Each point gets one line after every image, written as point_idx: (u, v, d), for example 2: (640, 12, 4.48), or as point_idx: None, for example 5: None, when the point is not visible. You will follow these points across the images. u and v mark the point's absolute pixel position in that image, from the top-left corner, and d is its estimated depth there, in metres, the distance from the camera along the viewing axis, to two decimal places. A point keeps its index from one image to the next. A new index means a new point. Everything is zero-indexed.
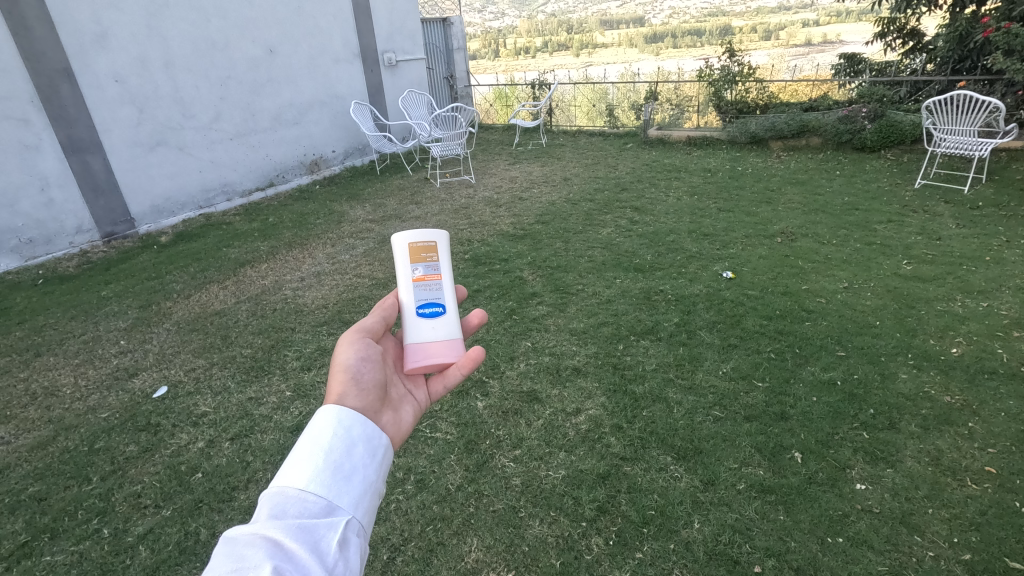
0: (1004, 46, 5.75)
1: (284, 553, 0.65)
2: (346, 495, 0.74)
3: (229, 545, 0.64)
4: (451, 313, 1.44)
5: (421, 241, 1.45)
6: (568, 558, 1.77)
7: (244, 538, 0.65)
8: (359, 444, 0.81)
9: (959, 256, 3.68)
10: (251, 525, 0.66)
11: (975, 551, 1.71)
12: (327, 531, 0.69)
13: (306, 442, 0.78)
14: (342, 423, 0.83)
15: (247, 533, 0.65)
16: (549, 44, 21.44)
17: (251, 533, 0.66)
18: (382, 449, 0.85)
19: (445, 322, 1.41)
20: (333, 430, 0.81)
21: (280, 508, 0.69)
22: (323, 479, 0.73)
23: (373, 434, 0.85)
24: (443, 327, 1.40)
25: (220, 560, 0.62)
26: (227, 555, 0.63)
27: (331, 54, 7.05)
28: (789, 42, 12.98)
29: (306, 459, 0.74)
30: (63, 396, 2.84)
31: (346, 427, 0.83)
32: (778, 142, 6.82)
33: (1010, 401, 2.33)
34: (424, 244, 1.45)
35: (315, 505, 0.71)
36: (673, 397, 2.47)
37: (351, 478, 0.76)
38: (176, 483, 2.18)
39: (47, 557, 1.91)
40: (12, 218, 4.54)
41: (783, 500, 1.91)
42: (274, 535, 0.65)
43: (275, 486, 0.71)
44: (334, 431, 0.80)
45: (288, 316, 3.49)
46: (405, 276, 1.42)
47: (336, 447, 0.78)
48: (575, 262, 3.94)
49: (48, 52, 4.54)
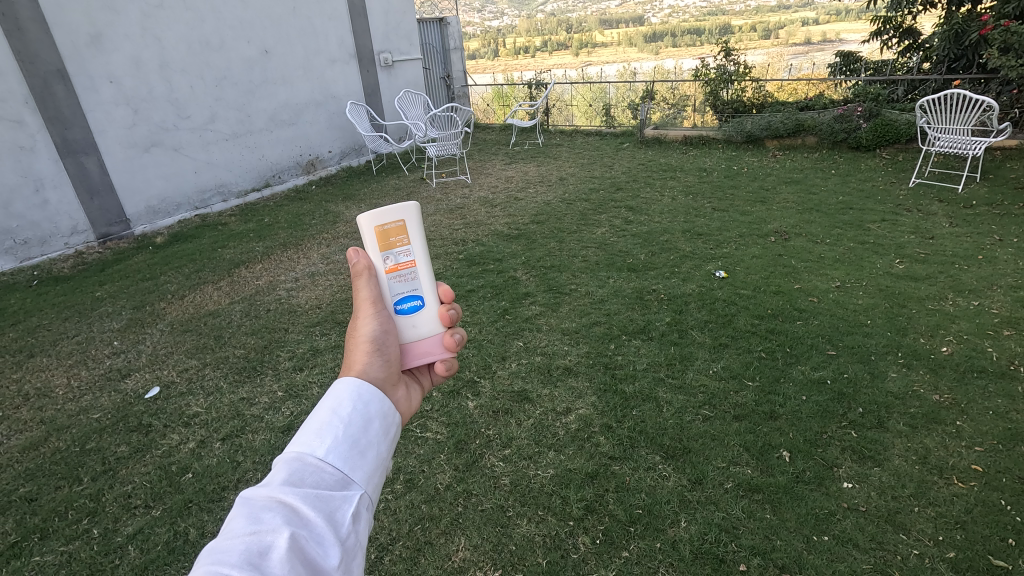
0: (1000, 44, 5.74)
1: (300, 522, 0.57)
2: (362, 469, 0.64)
3: (244, 506, 0.58)
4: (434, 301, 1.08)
5: (387, 219, 1.05)
6: (554, 557, 1.77)
7: (259, 501, 0.58)
8: (378, 417, 0.70)
9: (951, 255, 3.69)
10: (267, 487, 0.59)
11: (959, 549, 1.72)
12: (343, 503, 0.61)
13: (323, 410, 0.67)
14: (361, 394, 0.71)
15: (262, 496, 0.58)
16: (548, 43, 21.43)
17: (265, 495, 0.58)
18: (398, 427, 0.74)
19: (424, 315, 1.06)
20: (349, 400, 0.69)
21: (297, 475, 0.61)
22: (341, 449, 0.63)
23: (388, 407, 0.73)
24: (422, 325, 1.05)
25: (233, 522, 0.56)
26: (244, 518, 0.57)
27: (327, 54, 7.05)
28: (787, 41, 12.93)
29: (323, 425, 0.64)
30: (55, 397, 2.84)
31: (362, 400, 0.70)
32: (774, 141, 6.84)
33: (998, 400, 2.34)
34: (392, 223, 1.05)
35: (331, 477, 0.62)
36: (663, 396, 2.47)
37: (366, 451, 0.66)
38: (166, 484, 2.19)
39: (37, 557, 1.91)
40: (6, 219, 4.55)
41: (770, 499, 1.92)
42: (288, 500, 0.58)
43: (291, 449, 0.63)
44: (352, 399, 0.69)
45: (282, 316, 3.49)
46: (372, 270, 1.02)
47: (353, 420, 0.67)
48: (569, 262, 3.95)
49: (43, 54, 4.54)
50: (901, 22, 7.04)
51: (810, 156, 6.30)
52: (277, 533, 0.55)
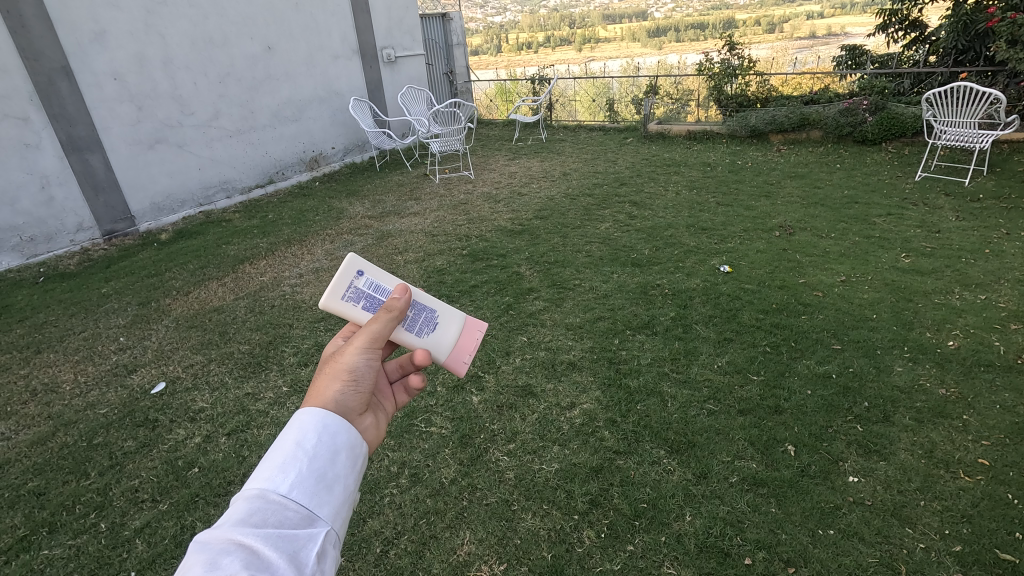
0: (1009, 36, 5.67)
1: (261, 563, 0.55)
2: (328, 504, 0.63)
3: (200, 552, 0.55)
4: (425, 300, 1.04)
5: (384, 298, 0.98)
6: (559, 550, 1.78)
7: (217, 545, 0.55)
8: (345, 449, 0.69)
9: (958, 249, 3.66)
10: (226, 529, 0.57)
11: (965, 542, 1.71)
12: (305, 542, 0.59)
13: (287, 442, 0.66)
14: (327, 424, 0.71)
15: (221, 539, 0.56)
16: (551, 38, 21.34)
17: (224, 538, 0.56)
18: (366, 458, 0.73)
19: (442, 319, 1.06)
20: (315, 433, 0.68)
21: (260, 513, 0.59)
22: (307, 484, 0.63)
23: (356, 440, 0.73)
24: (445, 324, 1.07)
25: (190, 569, 0.52)
26: (199, 564, 0.53)
27: (331, 51, 7.05)
28: (791, 35, 12.85)
29: (289, 459, 0.64)
30: (63, 392, 2.86)
31: (328, 433, 0.70)
32: (778, 135, 6.81)
33: (1005, 394, 2.32)
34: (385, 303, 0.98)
35: (295, 514, 0.61)
36: (667, 391, 2.47)
37: (333, 486, 0.65)
38: (173, 478, 2.20)
39: (45, 550, 1.93)
40: (13, 216, 4.57)
41: (775, 493, 1.91)
42: (248, 541, 0.56)
43: (253, 487, 0.61)
44: (318, 431, 0.69)
45: (287, 312, 3.50)
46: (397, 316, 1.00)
47: (319, 453, 0.66)
48: (574, 257, 3.95)
49: (47, 51, 4.56)
50: (907, 15, 7.00)
51: (815, 151, 6.26)
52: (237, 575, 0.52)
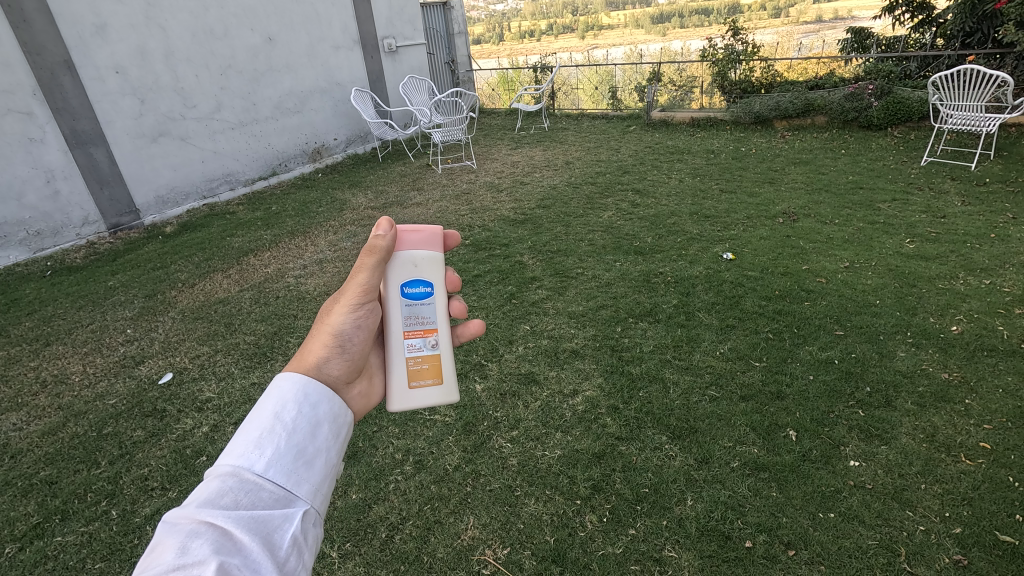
0: (1018, 17, 5.59)
1: (232, 547, 0.58)
2: (306, 482, 0.67)
3: (170, 531, 0.57)
4: (441, 304, 1.17)
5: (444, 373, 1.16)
6: (562, 534, 1.80)
7: (186, 526, 0.57)
8: (325, 422, 0.74)
9: (964, 234, 3.64)
10: (196, 510, 0.58)
11: (965, 525, 1.72)
12: (281, 523, 0.62)
13: (266, 415, 0.69)
14: (309, 395, 0.75)
15: (190, 520, 0.57)
16: (554, 25, 21.08)
17: (191, 519, 0.58)
18: (346, 427, 0.78)
19: (429, 270, 1.14)
20: (296, 407, 0.72)
21: (234, 494, 0.61)
22: (284, 463, 0.66)
23: (337, 412, 0.77)
24: (425, 259, 1.14)
25: (162, 553, 0.54)
26: (167, 544, 0.56)
27: (331, 41, 7.02)
28: (796, 20, 12.66)
29: (267, 436, 0.67)
30: (72, 383, 2.90)
31: (311, 405, 0.74)
32: (783, 122, 6.76)
33: (1008, 377, 2.33)
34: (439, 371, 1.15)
35: (270, 495, 0.64)
36: (670, 376, 2.48)
37: (312, 462, 0.69)
38: (182, 466, 2.24)
39: (58, 537, 1.96)
40: (19, 210, 4.60)
41: (776, 477, 1.93)
42: (219, 523, 0.58)
43: (227, 464, 0.64)
44: (298, 404, 0.73)
45: (291, 303, 3.52)
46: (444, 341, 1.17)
47: (299, 429, 0.70)
48: (576, 245, 3.94)
49: (49, 45, 4.56)
50: None
51: (820, 136, 6.21)
52: (206, 563, 0.54)
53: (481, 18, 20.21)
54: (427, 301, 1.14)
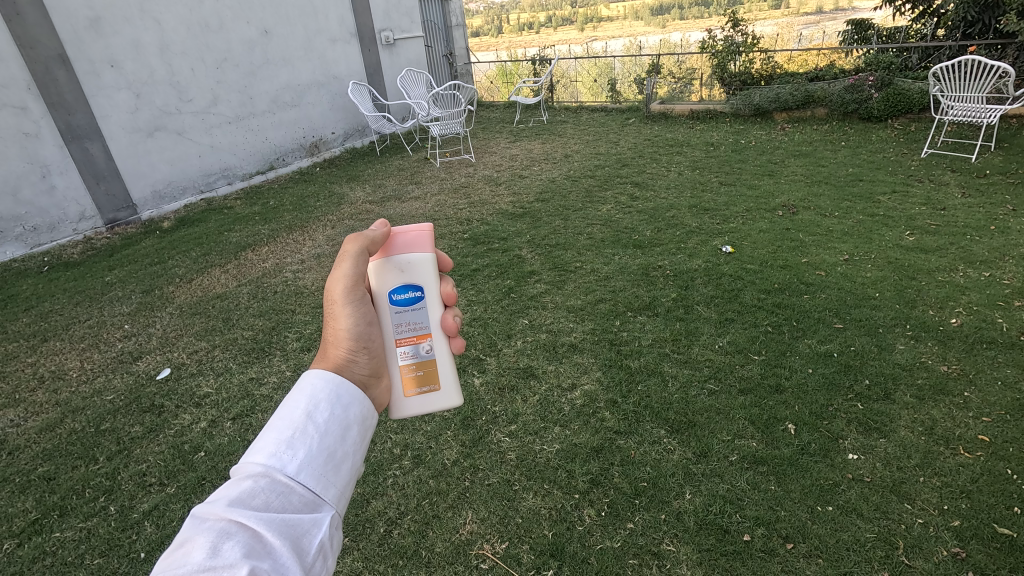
0: (1019, 7, 5.56)
1: (262, 550, 0.56)
2: (334, 487, 0.65)
3: (196, 527, 0.56)
4: (433, 308, 1.11)
5: (440, 381, 1.11)
6: (560, 529, 1.80)
7: (214, 523, 0.56)
8: (355, 424, 0.71)
9: (964, 226, 3.62)
10: (226, 509, 0.57)
11: (964, 518, 1.72)
12: (309, 528, 0.60)
13: (297, 413, 0.67)
14: (341, 395, 0.72)
15: (219, 518, 0.56)
16: (552, 16, 20.90)
17: (221, 518, 0.56)
18: (373, 429, 0.75)
19: (417, 274, 1.09)
20: (327, 406, 0.70)
21: (265, 494, 0.60)
22: (315, 465, 0.64)
23: (365, 414, 0.74)
24: (409, 262, 1.09)
25: (190, 550, 0.53)
26: (194, 539, 0.54)
27: (328, 34, 6.97)
28: (797, 11, 12.57)
29: (298, 436, 0.64)
30: (70, 379, 2.90)
31: (342, 405, 0.71)
32: (783, 114, 6.72)
33: (1007, 370, 2.32)
34: (436, 378, 1.10)
35: (300, 498, 0.62)
36: (668, 370, 2.48)
37: (341, 465, 0.67)
38: (180, 461, 2.24)
39: (57, 533, 1.96)
40: (15, 206, 4.58)
41: (774, 471, 1.93)
42: (248, 524, 0.57)
43: (257, 463, 0.62)
44: (330, 403, 0.70)
45: (289, 298, 3.51)
46: (439, 346, 1.12)
47: (330, 430, 0.68)
48: (575, 239, 3.93)
49: (42, 39, 4.52)
50: None
51: (820, 128, 6.18)
52: (236, 567, 0.52)
53: (478, 11, 20.08)
54: (415, 304, 1.08)
